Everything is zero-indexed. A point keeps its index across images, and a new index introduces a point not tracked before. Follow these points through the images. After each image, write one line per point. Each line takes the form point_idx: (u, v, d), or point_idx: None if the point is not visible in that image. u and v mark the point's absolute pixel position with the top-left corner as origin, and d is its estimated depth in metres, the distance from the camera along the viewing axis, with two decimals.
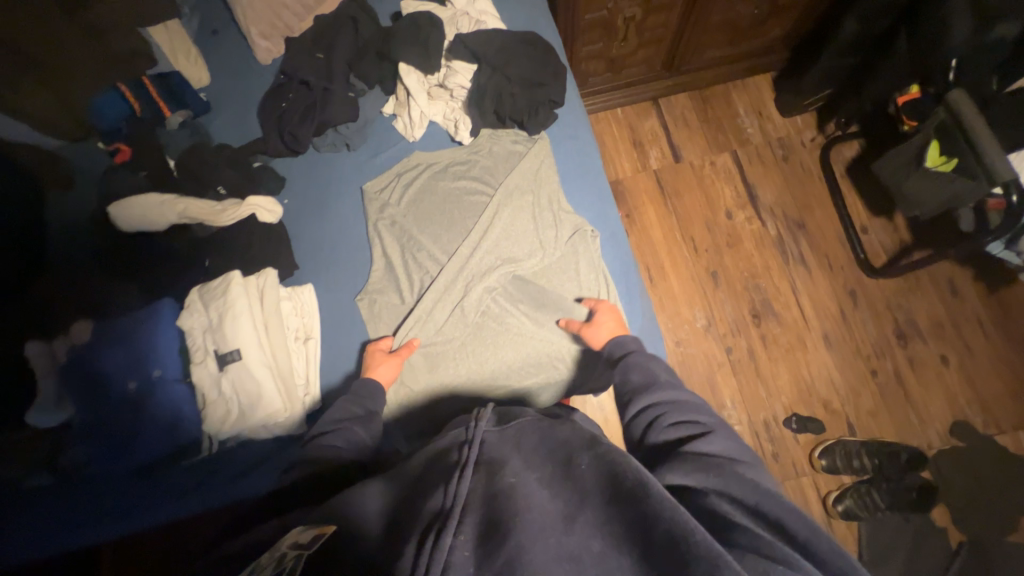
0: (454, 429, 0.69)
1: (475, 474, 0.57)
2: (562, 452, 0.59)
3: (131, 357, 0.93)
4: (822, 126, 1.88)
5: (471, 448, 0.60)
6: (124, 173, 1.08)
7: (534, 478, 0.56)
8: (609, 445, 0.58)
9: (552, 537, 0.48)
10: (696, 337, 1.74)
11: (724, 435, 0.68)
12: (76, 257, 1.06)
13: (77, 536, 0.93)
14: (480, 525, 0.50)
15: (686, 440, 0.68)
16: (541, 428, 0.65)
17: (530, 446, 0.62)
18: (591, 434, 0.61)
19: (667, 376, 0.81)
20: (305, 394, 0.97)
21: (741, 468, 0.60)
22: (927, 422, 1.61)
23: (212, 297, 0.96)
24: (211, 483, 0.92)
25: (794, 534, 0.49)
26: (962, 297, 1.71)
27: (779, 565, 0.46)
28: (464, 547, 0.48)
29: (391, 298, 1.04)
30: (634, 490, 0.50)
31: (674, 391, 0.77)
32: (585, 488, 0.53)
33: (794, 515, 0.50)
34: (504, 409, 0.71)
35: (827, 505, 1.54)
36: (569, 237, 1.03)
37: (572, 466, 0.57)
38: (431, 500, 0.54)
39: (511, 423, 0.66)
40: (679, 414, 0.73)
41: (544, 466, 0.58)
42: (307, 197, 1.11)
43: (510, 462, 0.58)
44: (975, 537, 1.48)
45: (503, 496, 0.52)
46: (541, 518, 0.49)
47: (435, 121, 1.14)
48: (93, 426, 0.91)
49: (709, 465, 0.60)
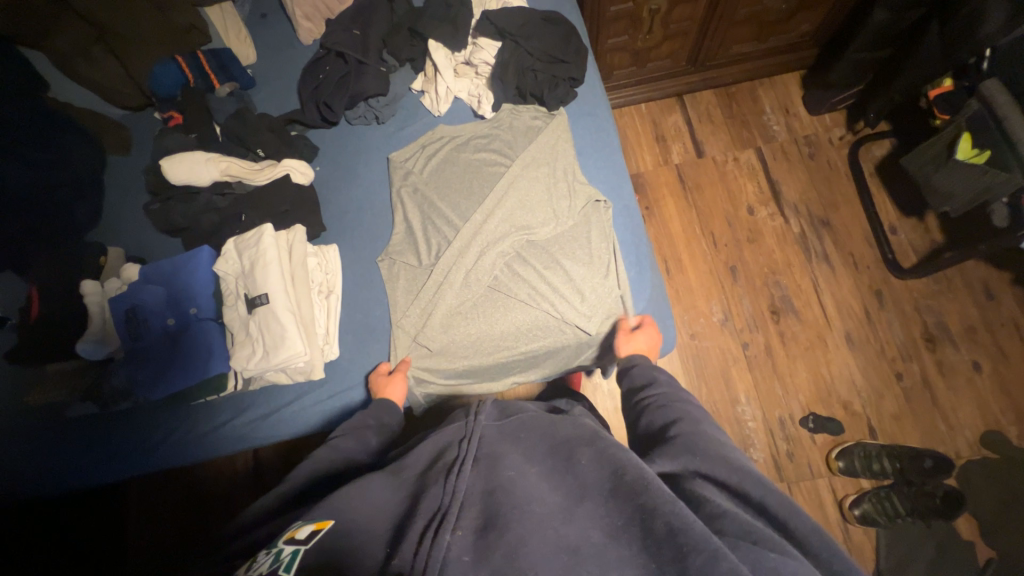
0: (455, 423, 0.72)
1: (475, 467, 0.60)
2: (563, 449, 0.64)
3: (175, 295, 1.02)
4: (852, 124, 1.85)
5: (471, 442, 0.63)
6: (177, 135, 1.18)
7: (533, 473, 0.59)
8: (607, 441, 0.62)
9: (551, 528, 0.51)
10: (711, 331, 1.72)
11: (703, 419, 0.70)
12: (139, 216, 1.21)
13: (121, 461, 1.04)
14: (481, 519, 0.53)
15: (671, 424, 0.71)
16: (541, 425, 0.69)
17: (530, 443, 0.66)
18: (591, 431, 0.65)
19: (667, 376, 0.83)
20: (325, 343, 1.05)
21: (727, 449, 0.63)
22: (956, 429, 1.54)
23: (246, 246, 1.03)
24: (237, 425, 1.03)
25: (780, 515, 0.53)
26: (997, 301, 1.63)
27: (772, 551, 0.48)
28: (463, 541, 0.51)
29: (409, 259, 1.09)
30: (634, 484, 0.53)
31: (673, 385, 0.80)
32: (585, 483, 0.57)
33: (777, 498, 0.54)
34: (503, 402, 0.75)
35: (844, 508, 1.48)
36: (583, 207, 1.06)
37: (573, 463, 0.60)
38: (433, 492, 0.57)
39: (510, 418, 0.70)
40: (670, 403, 0.75)
41: (546, 461, 0.62)
42: (338, 165, 1.19)
43: (510, 456, 0.62)
44: (1006, 553, 1.40)
45: (503, 490, 0.56)
46: (541, 510, 0.53)
47: (460, 97, 1.20)
48: (135, 355, 1.01)
49: (690, 447, 0.63)
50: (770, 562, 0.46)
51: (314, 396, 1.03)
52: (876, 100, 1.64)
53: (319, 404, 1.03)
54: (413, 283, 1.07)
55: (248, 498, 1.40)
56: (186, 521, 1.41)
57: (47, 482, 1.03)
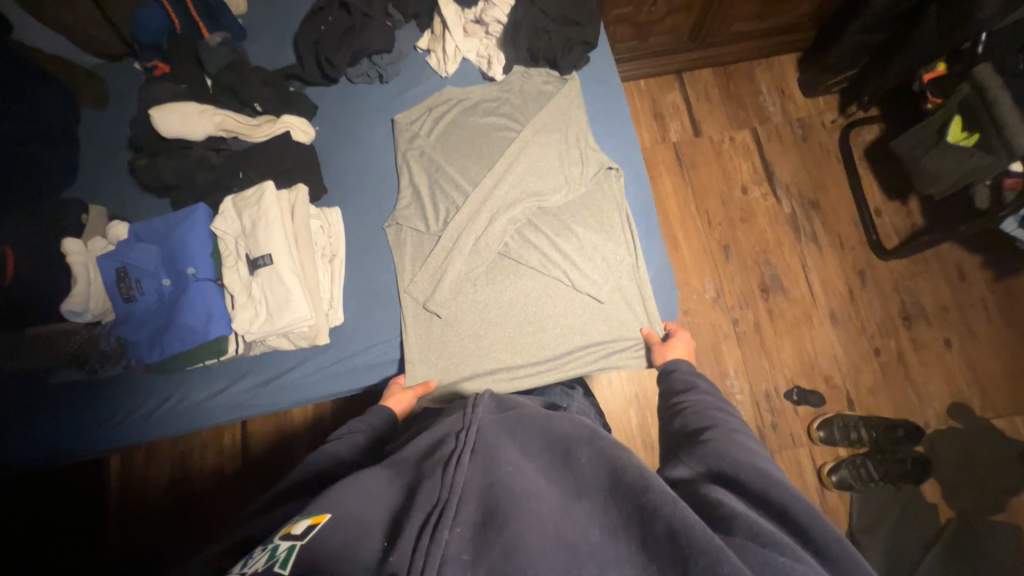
0: (452, 417, 0.70)
1: (473, 460, 0.59)
2: (559, 444, 0.64)
3: (169, 254, 0.97)
4: (844, 108, 1.89)
5: (468, 434, 0.63)
6: (166, 85, 1.10)
7: (531, 469, 0.60)
8: (608, 439, 0.62)
9: (550, 527, 0.53)
10: (703, 308, 1.76)
11: (736, 428, 0.72)
12: (122, 174, 1.13)
13: (110, 433, 1.01)
14: (479, 514, 0.54)
15: (704, 430, 0.73)
16: (539, 419, 0.68)
17: (528, 437, 0.66)
18: (591, 428, 0.65)
19: (708, 386, 0.84)
20: (329, 308, 1.02)
21: (756, 457, 0.65)
22: (925, 401, 1.64)
23: (247, 205, 0.98)
24: (234, 391, 1.01)
25: (797, 516, 0.55)
26: (969, 282, 1.73)
27: (781, 554, 0.49)
28: (461, 538, 0.51)
29: (417, 224, 1.06)
30: (634, 483, 0.55)
31: (714, 395, 0.82)
32: (582, 481, 0.59)
33: (797, 502, 0.56)
34: (500, 397, 0.74)
35: (822, 474, 1.57)
36: (595, 173, 1.05)
37: (570, 458, 0.62)
38: (429, 484, 0.57)
39: (507, 412, 0.70)
40: (706, 410, 0.77)
41: (543, 457, 0.63)
42: (340, 125, 1.14)
43: (508, 452, 0.62)
44: (965, 513, 1.51)
45: (502, 485, 0.56)
46: (540, 509, 0.54)
47: (468, 58, 1.16)
48: (130, 315, 0.96)
49: (716, 451, 0.66)
50: (778, 564, 0.48)
51: (318, 361, 1.02)
52: (871, 84, 1.67)
53: (322, 373, 1.01)
54: (421, 248, 1.05)
55: (239, 471, 1.38)
56: (173, 493, 1.38)
57: (30, 452, 0.99)
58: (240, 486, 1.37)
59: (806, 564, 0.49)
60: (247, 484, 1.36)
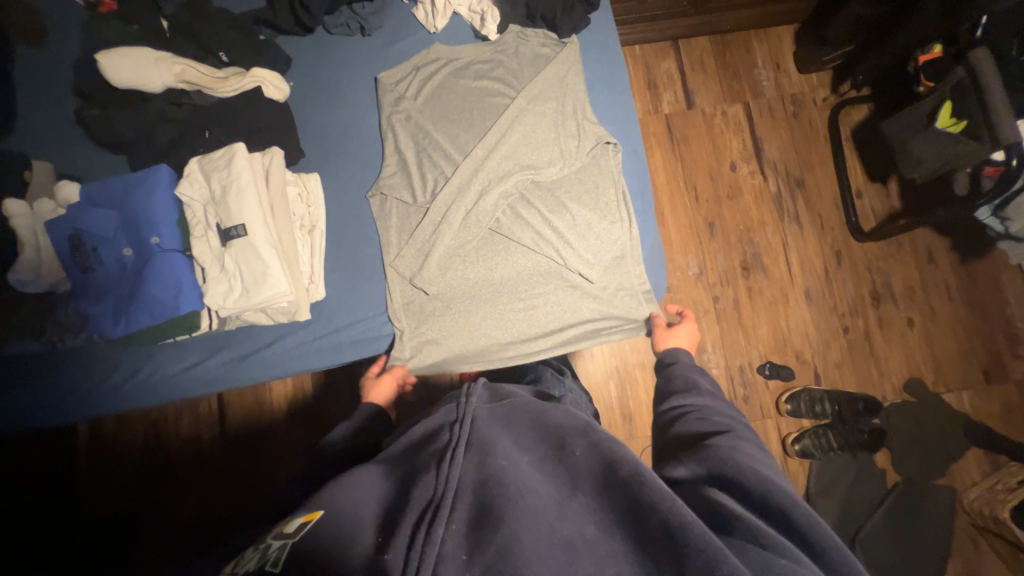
0: (446, 406, 0.71)
1: (467, 454, 0.60)
2: (554, 436, 0.65)
3: (129, 221, 0.88)
4: (836, 86, 1.86)
5: (462, 427, 0.63)
6: (116, 26, 0.97)
7: (526, 462, 0.61)
8: (602, 433, 0.63)
9: (546, 523, 0.53)
10: (686, 284, 1.78)
11: (740, 434, 0.73)
12: (68, 126, 1.01)
13: (73, 410, 0.96)
14: (474, 510, 0.55)
15: (710, 435, 0.73)
16: (534, 409, 0.69)
17: (523, 430, 0.66)
18: (586, 421, 0.66)
19: (710, 385, 0.86)
20: (310, 282, 0.97)
21: (758, 461, 0.66)
22: (885, 376, 1.74)
23: (215, 168, 0.89)
24: (208, 364, 0.97)
25: (798, 520, 0.56)
26: (936, 264, 1.80)
27: (783, 557, 0.51)
28: (456, 535, 0.52)
29: (403, 196, 1.01)
30: (628, 478, 0.56)
31: (718, 398, 0.83)
32: (577, 474, 0.60)
33: (796, 505, 0.58)
34: (495, 385, 0.74)
35: (786, 444, 1.67)
36: (592, 148, 1.01)
37: (565, 451, 0.63)
38: (423, 480, 0.58)
39: (501, 402, 0.69)
40: (712, 416, 0.78)
41: (537, 449, 0.64)
42: (317, 82, 1.05)
43: (503, 444, 0.62)
44: (912, 478, 1.64)
45: (496, 479, 0.57)
46: (536, 504, 0.55)
47: (459, 12, 1.06)
48: (87, 287, 0.88)
49: (718, 451, 0.67)
50: (780, 566, 0.50)
51: (299, 334, 0.98)
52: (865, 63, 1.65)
53: (305, 350, 0.98)
54: (408, 222, 1.00)
55: (216, 439, 1.35)
56: (146, 463, 1.33)
57: None
58: (219, 459, 1.33)
59: (806, 566, 0.51)
60: (227, 450, 1.34)
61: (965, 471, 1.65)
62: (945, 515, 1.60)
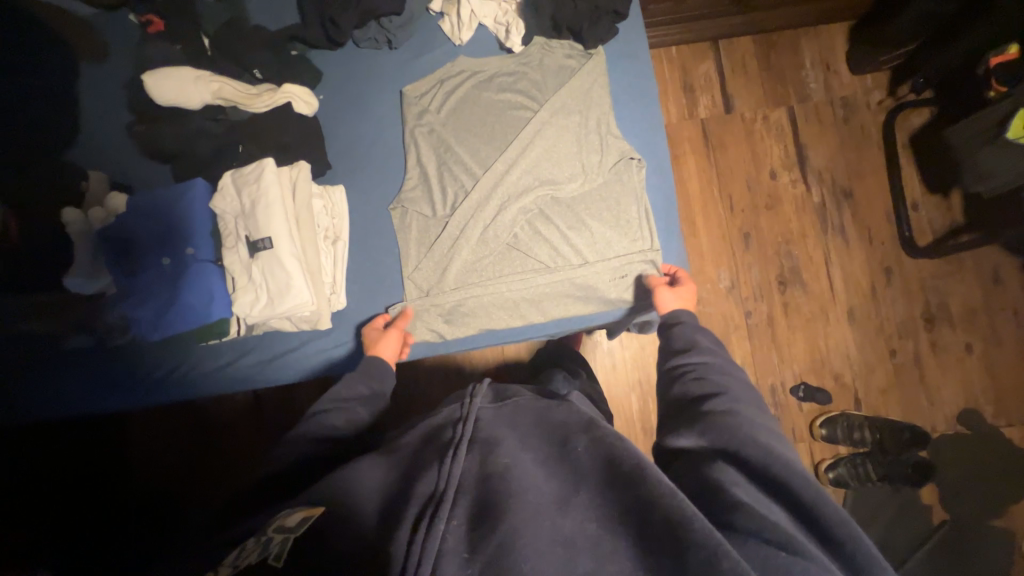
0: (452, 404, 0.72)
1: (470, 451, 0.60)
2: (558, 433, 0.63)
3: (168, 232, 0.93)
4: (895, 88, 1.69)
5: (466, 425, 0.63)
6: (161, 46, 1.03)
7: (529, 459, 0.60)
8: (606, 430, 0.61)
9: (547, 520, 0.52)
10: (716, 298, 1.67)
11: (743, 399, 0.71)
12: (114, 138, 1.07)
13: (113, 400, 1.04)
14: (475, 506, 0.54)
15: (709, 398, 0.72)
16: (537, 408, 0.68)
17: (526, 426, 0.65)
18: (589, 418, 0.64)
19: (711, 343, 0.83)
20: (331, 293, 1.01)
21: (759, 432, 0.64)
22: (937, 406, 1.59)
23: (246, 183, 0.93)
24: (237, 367, 1.02)
25: (803, 497, 0.56)
26: (1003, 286, 1.62)
27: (783, 550, 0.50)
28: (457, 531, 0.52)
29: (423, 210, 1.02)
30: (632, 474, 0.54)
31: (714, 357, 0.80)
32: (580, 471, 0.58)
33: (796, 477, 0.58)
34: (500, 385, 0.74)
35: (819, 470, 1.56)
36: (615, 163, 0.99)
37: (568, 448, 0.61)
38: (427, 476, 0.58)
39: (505, 402, 0.69)
40: (708, 376, 0.76)
41: (541, 447, 0.62)
42: (345, 96, 1.08)
43: (506, 441, 0.61)
44: (960, 517, 1.50)
45: (498, 475, 0.56)
46: (537, 501, 0.54)
47: (485, 23, 1.06)
48: (128, 293, 0.94)
49: (720, 424, 0.65)
50: (780, 561, 0.49)
51: (322, 340, 1.02)
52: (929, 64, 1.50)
53: (328, 355, 1.02)
54: (427, 235, 1.02)
55: (249, 432, 1.37)
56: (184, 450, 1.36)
57: (46, 410, 1.03)
58: (253, 443, 1.36)
59: (813, 560, 0.50)
60: (257, 442, 1.35)
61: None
62: (996, 559, 1.46)
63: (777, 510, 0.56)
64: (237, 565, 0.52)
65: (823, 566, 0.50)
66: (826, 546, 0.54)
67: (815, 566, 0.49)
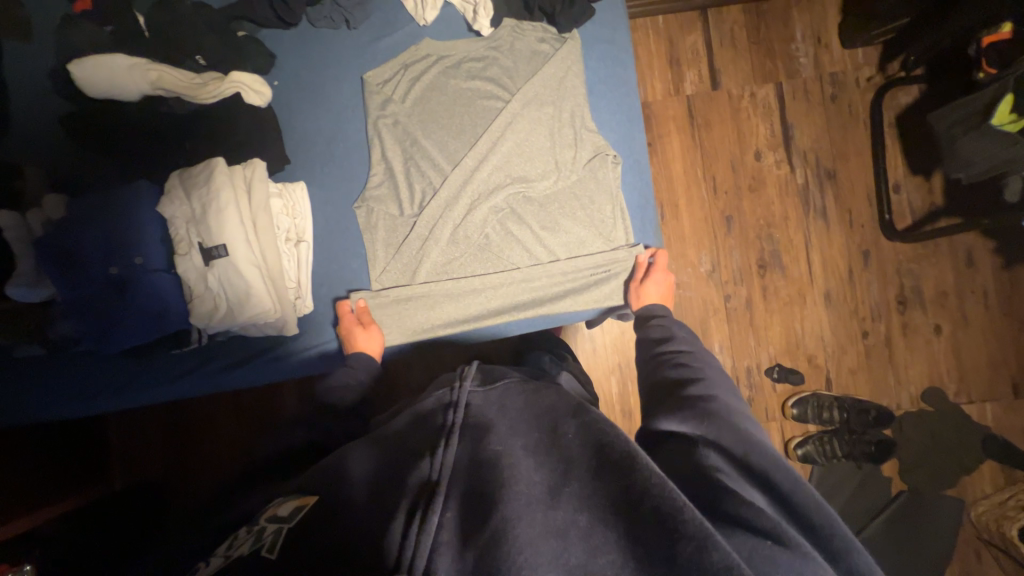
0: (439, 388, 0.68)
1: (461, 439, 0.57)
2: (547, 417, 0.59)
3: (112, 239, 0.88)
4: (885, 64, 1.62)
5: (457, 411, 0.60)
6: (87, 27, 0.92)
7: (520, 447, 0.55)
8: (595, 414, 0.58)
9: (538, 512, 0.48)
10: (696, 282, 1.61)
11: (720, 385, 0.71)
12: (43, 128, 0.98)
13: (68, 410, 0.99)
14: (466, 497, 0.50)
15: (689, 384, 0.71)
16: (526, 393, 0.64)
17: (516, 409, 0.61)
18: (578, 401, 0.61)
19: (686, 335, 0.84)
20: (296, 297, 0.96)
21: (737, 418, 0.63)
22: (902, 384, 1.60)
23: (195, 185, 0.87)
24: (201, 374, 0.99)
25: (780, 485, 0.54)
26: (975, 268, 1.62)
27: (770, 540, 0.48)
28: (452, 522, 0.48)
29: (390, 208, 0.98)
30: (623, 460, 0.50)
31: (692, 348, 0.80)
32: (571, 457, 0.53)
33: (779, 469, 0.55)
34: (488, 367, 0.70)
35: (789, 448, 1.56)
36: (589, 159, 0.98)
37: (558, 435, 0.56)
38: (416, 468, 0.54)
39: (493, 385, 0.65)
40: (689, 362, 0.77)
41: (530, 432, 0.57)
42: (301, 81, 1.00)
43: (496, 427, 0.58)
44: (918, 488, 1.54)
45: (489, 466, 0.53)
46: (528, 492, 0.50)
47: (451, 1, 1.00)
48: (72, 304, 0.88)
49: (702, 413, 0.64)
50: (766, 550, 0.47)
51: (291, 342, 0.99)
52: (918, 43, 1.43)
53: (304, 355, 0.99)
54: (395, 235, 0.98)
55: (230, 425, 1.33)
56: (165, 445, 1.33)
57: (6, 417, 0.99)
58: (235, 438, 1.33)
59: (801, 552, 0.47)
60: (237, 437, 1.33)
61: (978, 485, 1.54)
62: (948, 529, 1.51)
63: (756, 495, 0.54)
64: (229, 555, 0.50)
65: (808, 555, 0.47)
66: (804, 533, 0.52)
67: (803, 561, 0.46)
